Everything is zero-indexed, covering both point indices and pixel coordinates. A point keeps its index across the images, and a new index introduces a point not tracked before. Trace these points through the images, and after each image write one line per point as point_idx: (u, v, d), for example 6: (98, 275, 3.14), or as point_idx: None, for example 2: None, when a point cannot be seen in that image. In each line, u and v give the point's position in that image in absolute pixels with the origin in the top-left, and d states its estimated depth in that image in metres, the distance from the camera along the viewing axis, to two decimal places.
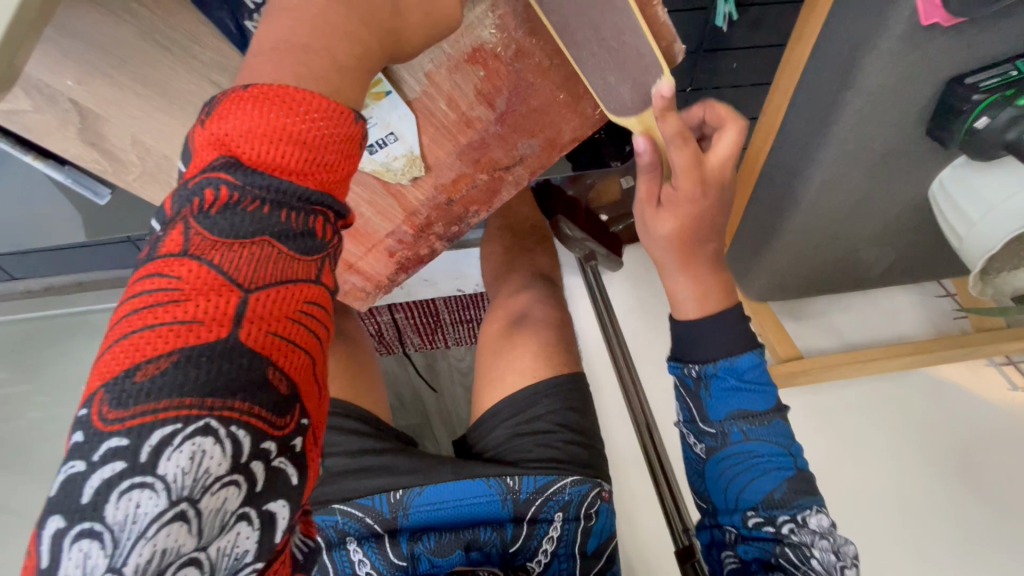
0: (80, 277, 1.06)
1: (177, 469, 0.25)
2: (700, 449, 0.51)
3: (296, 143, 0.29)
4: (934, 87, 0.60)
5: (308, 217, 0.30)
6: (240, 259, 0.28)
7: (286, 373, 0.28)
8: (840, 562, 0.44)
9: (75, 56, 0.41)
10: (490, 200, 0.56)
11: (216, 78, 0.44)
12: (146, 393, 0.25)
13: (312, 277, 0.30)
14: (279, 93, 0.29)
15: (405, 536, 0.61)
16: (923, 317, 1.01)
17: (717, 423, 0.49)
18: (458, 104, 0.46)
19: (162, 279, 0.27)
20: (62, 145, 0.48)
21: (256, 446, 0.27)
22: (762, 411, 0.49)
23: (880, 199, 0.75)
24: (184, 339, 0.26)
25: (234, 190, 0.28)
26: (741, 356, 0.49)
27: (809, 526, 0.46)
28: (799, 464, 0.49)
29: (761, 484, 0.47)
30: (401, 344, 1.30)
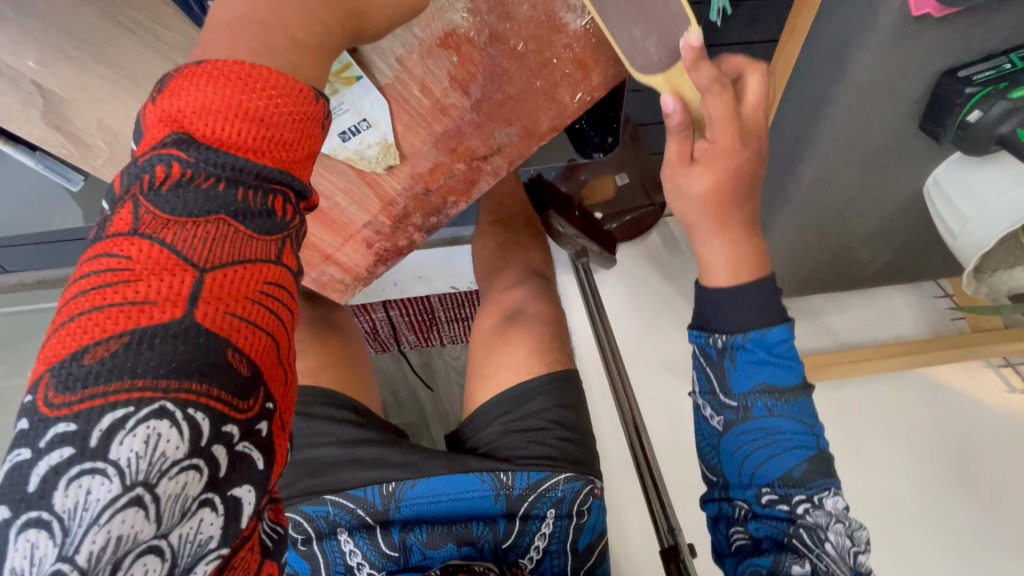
0: (71, 269, 1.06)
1: (130, 453, 0.24)
2: (717, 422, 0.49)
3: (252, 120, 0.29)
4: (925, 81, 0.59)
5: (265, 196, 0.30)
6: (193, 237, 0.27)
7: (247, 355, 0.28)
8: (853, 547, 0.45)
9: (39, 38, 0.41)
10: (468, 191, 0.54)
11: (178, 59, 0.43)
12: (95, 375, 0.24)
13: (272, 257, 0.30)
14: (235, 69, 0.29)
15: (397, 527, 0.60)
16: (921, 318, 0.99)
17: (740, 396, 0.47)
18: (432, 91, 0.46)
19: (111, 259, 0.26)
20: (26, 127, 0.47)
21: (216, 430, 0.26)
22: (789, 384, 0.47)
23: (874, 195, 0.74)
24: (135, 318, 0.25)
25: (186, 168, 0.28)
26: (774, 328, 0.46)
27: (824, 507, 0.46)
28: (820, 444, 0.47)
29: (779, 465, 0.46)
30: (395, 342, 1.29)
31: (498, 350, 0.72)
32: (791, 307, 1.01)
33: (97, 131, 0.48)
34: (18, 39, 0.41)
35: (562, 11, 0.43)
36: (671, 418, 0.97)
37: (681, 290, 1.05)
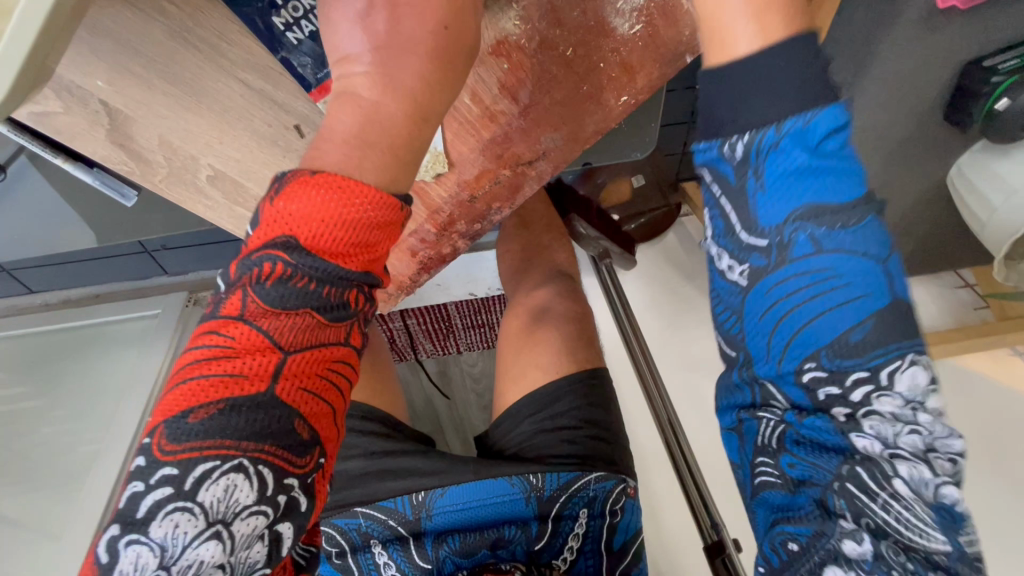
0: (98, 288, 1.11)
1: (214, 497, 0.27)
2: (738, 277, 0.31)
3: (344, 230, 0.30)
4: (950, 73, 0.60)
5: (345, 291, 0.31)
6: (286, 325, 0.30)
7: (311, 424, 0.30)
8: (936, 474, 0.27)
9: (107, 58, 0.41)
10: (513, 195, 0.55)
11: (243, 76, 0.43)
12: (197, 432, 0.27)
13: (341, 339, 0.32)
14: (340, 183, 0.30)
15: (430, 539, 0.59)
16: (943, 308, 1.00)
17: (771, 229, 0.30)
18: (482, 98, 0.47)
19: (219, 337, 0.29)
20: (91, 146, 0.45)
21: (280, 482, 0.29)
22: (840, 201, 0.29)
23: (897, 186, 0.75)
24: (228, 388, 0.28)
25: (287, 267, 0.30)
26: (821, 110, 0.28)
27: (896, 394, 0.28)
28: (896, 292, 0.29)
29: (831, 322, 0.29)
30: (412, 351, 1.28)
31: (529, 350, 0.73)
32: None
33: (157, 147, 0.46)
34: (87, 56, 0.41)
35: (612, 16, 0.44)
36: (702, 418, 0.96)
37: (703, 288, 1.06)
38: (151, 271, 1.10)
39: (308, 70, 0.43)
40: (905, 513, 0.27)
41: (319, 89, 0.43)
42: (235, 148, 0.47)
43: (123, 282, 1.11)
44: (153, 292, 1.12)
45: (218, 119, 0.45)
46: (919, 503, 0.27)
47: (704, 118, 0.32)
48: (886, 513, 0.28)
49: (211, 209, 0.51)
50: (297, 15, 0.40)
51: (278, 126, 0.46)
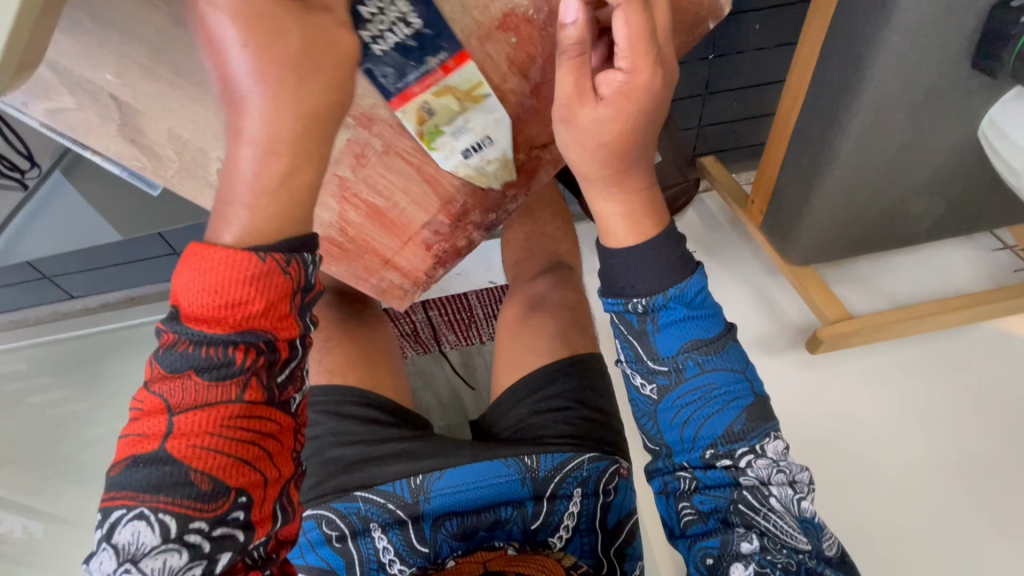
0: (133, 291, 1.16)
1: (126, 540, 0.34)
2: (649, 391, 0.50)
3: (210, 296, 0.34)
4: (977, 16, 0.57)
5: (227, 350, 0.35)
6: (176, 388, 0.35)
7: (209, 474, 0.36)
8: (796, 494, 0.47)
9: (113, 48, 0.40)
10: (526, 180, 0.57)
11: None
12: (115, 484, 0.35)
13: (233, 396, 0.36)
14: (199, 255, 0.35)
15: (428, 522, 0.60)
16: (979, 271, 0.97)
17: (669, 360, 0.48)
18: (490, 77, 0.48)
19: (137, 399, 0.37)
20: (104, 141, 0.45)
21: (183, 526, 0.35)
22: (711, 337, 0.48)
23: (924, 143, 0.72)
24: (132, 446, 0.36)
25: (174, 336, 0.35)
26: (690, 280, 0.47)
27: (767, 454, 0.48)
28: (755, 388, 0.50)
29: (719, 420, 0.48)
30: (435, 342, 1.26)
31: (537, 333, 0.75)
32: (839, 272, 0.99)
33: (167, 141, 0.46)
34: (89, 49, 0.40)
35: None
36: None
37: (723, 264, 1.04)
38: (179, 273, 1.13)
39: (389, 79, 0.46)
40: (780, 523, 0.46)
41: (400, 97, 0.47)
42: None
43: (157, 283, 1.15)
44: None
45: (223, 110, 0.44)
46: (787, 514, 0.47)
47: (611, 282, 0.49)
48: (766, 522, 0.46)
49: (224, 203, 0.50)
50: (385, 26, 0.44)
51: None
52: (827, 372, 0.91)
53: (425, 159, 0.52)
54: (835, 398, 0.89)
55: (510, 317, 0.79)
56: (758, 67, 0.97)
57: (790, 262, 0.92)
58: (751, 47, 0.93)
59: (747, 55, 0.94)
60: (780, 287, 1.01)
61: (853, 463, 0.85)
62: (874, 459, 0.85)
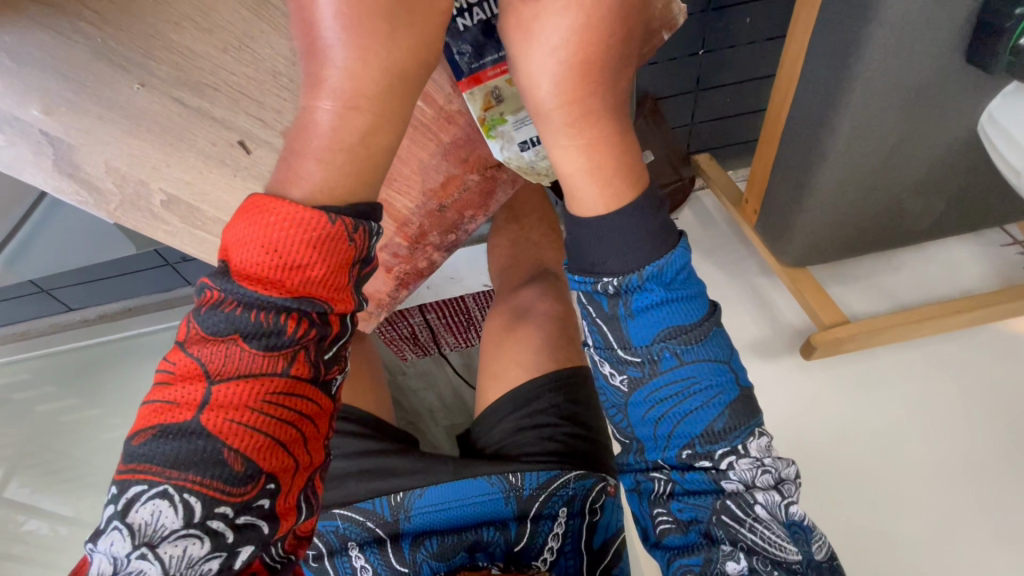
0: (128, 303, 1.14)
1: (142, 519, 0.32)
2: (620, 383, 0.45)
3: (268, 253, 0.34)
4: (969, 7, 0.55)
5: (278, 316, 0.34)
6: (216, 354, 0.34)
7: (243, 454, 0.34)
8: (783, 500, 0.43)
9: (37, 84, 0.41)
10: (483, 202, 0.56)
11: (174, 92, 0.43)
12: (135, 456, 0.33)
13: (279, 369, 0.35)
14: (259, 207, 0.34)
15: (408, 541, 0.59)
16: (986, 269, 0.93)
17: (642, 349, 0.43)
18: (435, 99, 0.48)
19: (167, 363, 0.35)
20: (37, 176, 0.45)
21: (209, 510, 0.33)
22: (692, 324, 0.43)
23: (920, 139, 0.69)
24: (162, 415, 0.33)
25: (220, 294, 0.34)
26: (670, 257, 0.42)
27: (749, 456, 0.43)
28: (740, 381, 0.45)
29: (701, 418, 0.43)
30: (435, 345, 1.22)
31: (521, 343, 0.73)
32: (837, 272, 0.95)
33: (106, 174, 0.46)
34: (22, 86, 0.41)
35: None
36: None
37: (718, 265, 1.01)
38: (174, 283, 1.12)
39: (465, 58, 0.46)
40: (767, 533, 0.41)
41: (472, 79, 0.47)
42: (183, 170, 0.47)
43: (153, 294, 1.13)
44: (178, 305, 1.13)
45: (162, 139, 0.45)
46: (774, 523, 0.42)
47: (578, 258, 0.44)
48: (752, 534, 0.41)
49: (171, 234, 0.51)
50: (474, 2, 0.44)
51: (223, 144, 0.46)
52: (825, 376, 0.88)
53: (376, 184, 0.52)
54: (833, 404, 0.86)
55: (493, 326, 0.78)
56: (751, 62, 0.94)
57: (784, 264, 0.89)
58: (742, 42, 0.90)
59: (739, 50, 0.91)
60: (777, 287, 0.98)
61: (855, 471, 0.82)
62: (877, 467, 0.82)
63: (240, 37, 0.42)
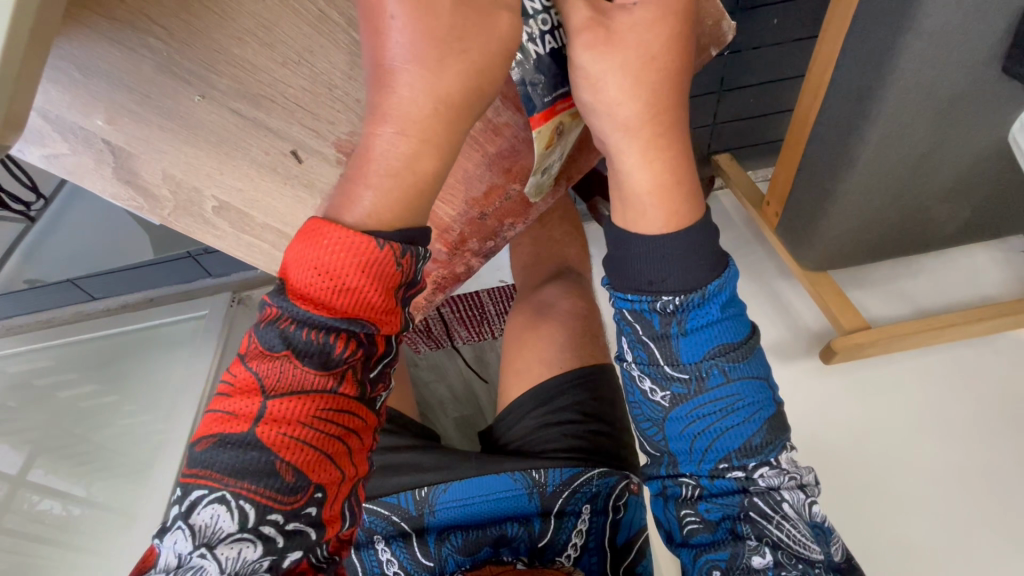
0: (150, 293, 1.11)
1: (202, 521, 0.34)
2: (661, 399, 0.46)
3: (321, 275, 0.34)
4: (1008, 19, 0.55)
5: (328, 336, 0.35)
6: (270, 369, 0.36)
7: (293, 464, 0.35)
8: (808, 499, 0.46)
9: (102, 97, 0.41)
10: (523, 210, 0.56)
11: (234, 105, 0.42)
12: (198, 462, 0.35)
13: (330, 386, 0.36)
14: (314, 227, 0.35)
15: (432, 536, 0.61)
16: (1007, 275, 0.92)
17: (692, 366, 0.44)
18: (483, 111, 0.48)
19: (229, 376, 0.37)
20: (100, 184, 0.46)
21: (263, 515, 0.34)
22: (738, 341, 0.45)
23: (951, 148, 0.68)
24: (222, 425, 0.35)
25: (278, 312, 0.36)
26: (726, 276, 0.44)
27: (780, 466, 0.46)
28: (774, 399, 0.47)
29: (740, 434, 0.45)
30: (448, 338, 1.19)
31: (546, 344, 0.74)
32: (857, 275, 0.96)
33: (162, 181, 0.47)
34: (84, 97, 0.41)
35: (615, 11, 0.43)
36: None
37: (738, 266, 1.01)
38: (196, 274, 1.11)
39: (537, 91, 0.44)
40: (793, 531, 0.44)
41: (542, 115, 0.45)
42: (236, 178, 0.47)
43: (171, 285, 1.12)
44: (201, 295, 1.13)
45: (216, 150, 0.45)
46: (799, 522, 0.44)
47: (625, 273, 0.45)
48: (779, 531, 0.44)
49: (221, 238, 0.51)
50: (546, 29, 0.43)
51: (275, 153, 0.46)
52: (844, 380, 0.89)
53: None
54: (853, 407, 0.87)
55: (514, 325, 0.79)
56: (777, 64, 0.94)
57: (805, 269, 0.90)
58: (770, 42, 0.90)
59: (765, 51, 0.91)
60: (796, 290, 0.98)
61: (874, 476, 0.83)
62: (895, 471, 0.82)
63: (299, 51, 0.41)
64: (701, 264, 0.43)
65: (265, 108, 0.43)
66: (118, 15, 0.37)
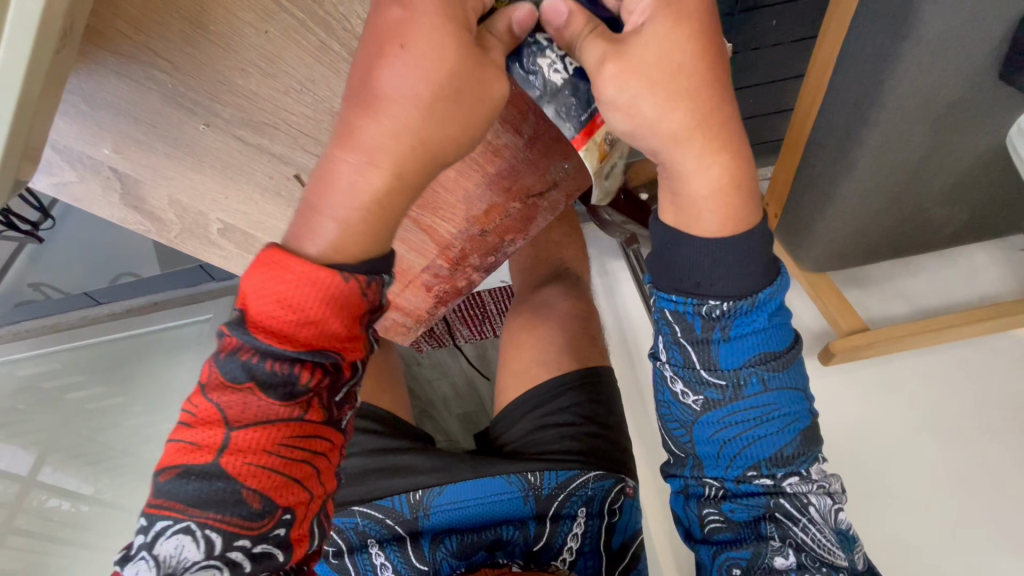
0: (155, 296, 1.09)
1: (167, 551, 0.35)
2: (694, 403, 0.47)
3: (280, 306, 0.34)
4: (1005, 26, 0.56)
5: (292, 367, 0.36)
6: (233, 401, 0.36)
7: (259, 491, 0.37)
8: (834, 506, 0.47)
9: (110, 127, 0.42)
10: (523, 227, 0.58)
11: (238, 132, 0.43)
12: (160, 492, 0.36)
13: (296, 415, 0.37)
14: (270, 254, 0.35)
15: (427, 539, 0.62)
16: (1006, 274, 0.93)
17: (732, 372, 0.45)
18: (485, 134, 0.47)
19: (189, 406, 0.37)
20: (107, 210, 0.48)
21: (229, 544, 0.36)
22: (780, 351, 0.45)
23: (948, 152, 0.69)
24: (185, 456, 0.36)
25: (237, 343, 0.36)
26: (779, 283, 0.44)
27: (811, 477, 0.47)
28: (809, 412, 0.48)
29: (771, 443, 0.46)
30: (450, 337, 1.18)
31: (545, 350, 0.74)
32: (857, 275, 0.96)
33: (168, 206, 0.49)
34: (92, 129, 0.42)
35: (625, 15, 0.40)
36: None
37: None
38: (199, 278, 1.09)
39: (572, 112, 0.42)
40: (818, 535, 0.46)
41: (584, 134, 0.43)
42: (241, 202, 0.50)
43: (178, 288, 1.10)
44: (205, 300, 1.10)
45: (221, 174, 0.47)
46: (825, 526, 0.46)
47: (668, 273, 0.44)
48: (807, 536, 0.45)
49: (225, 257, 0.56)
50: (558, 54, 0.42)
51: (279, 177, 0.48)
52: (840, 379, 0.90)
53: (422, 212, 0.53)
54: (850, 407, 0.88)
55: (513, 327, 0.80)
56: (776, 64, 0.94)
57: (803, 271, 0.91)
58: (767, 43, 0.90)
59: (763, 51, 0.91)
60: (795, 290, 0.99)
61: (871, 474, 0.84)
62: (892, 470, 0.84)
63: (301, 80, 0.41)
64: (724, 272, 0.42)
65: (267, 133, 0.44)
66: (123, 49, 0.37)
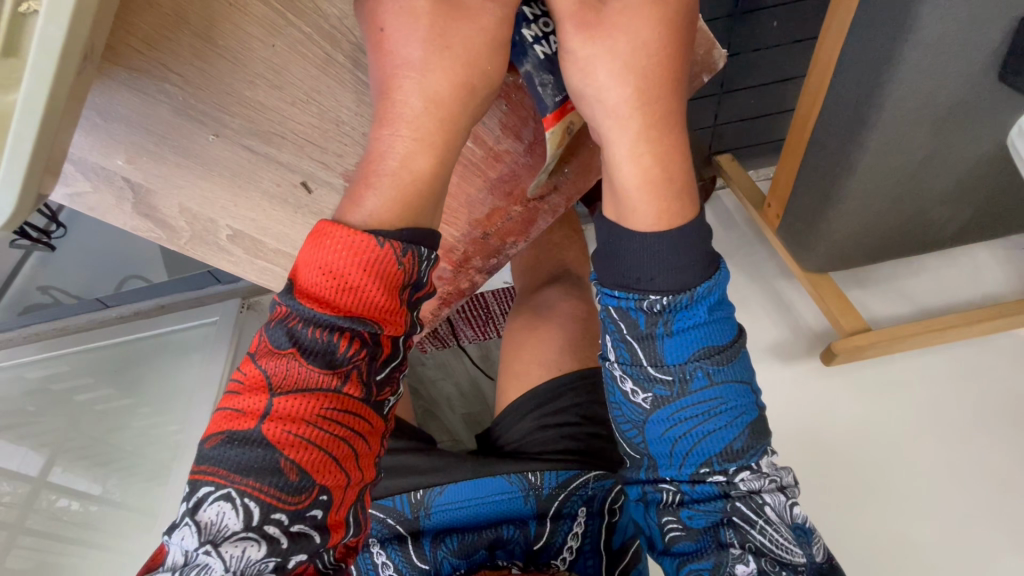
0: (161, 299, 1.14)
1: (208, 518, 0.36)
2: (643, 401, 0.47)
3: (323, 273, 0.37)
4: (1003, 29, 0.56)
5: (334, 335, 0.37)
6: (278, 368, 0.38)
7: (298, 464, 0.37)
8: (788, 501, 0.47)
9: (122, 138, 0.44)
10: (525, 230, 0.57)
11: (246, 141, 0.45)
12: (206, 458, 0.37)
13: (335, 386, 0.38)
14: (318, 228, 0.38)
15: (429, 539, 0.62)
16: (1008, 272, 0.93)
17: (676, 368, 0.46)
18: (485, 140, 0.52)
19: (239, 373, 0.39)
20: (120, 218, 0.48)
21: (266, 515, 0.36)
22: (723, 345, 0.46)
23: (948, 152, 0.69)
24: (230, 423, 0.37)
25: (286, 311, 0.38)
26: (717, 276, 0.45)
27: (760, 472, 0.47)
28: (757, 403, 0.48)
29: (720, 438, 0.46)
30: (454, 338, 1.17)
31: (546, 351, 0.75)
32: (860, 275, 0.97)
33: (179, 214, 0.49)
34: (106, 140, 0.44)
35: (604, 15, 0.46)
36: None
37: (739, 266, 1.02)
38: (206, 282, 1.16)
39: (547, 91, 0.47)
40: (775, 536, 0.46)
41: (554, 114, 0.47)
42: (249, 209, 0.49)
43: (185, 290, 1.15)
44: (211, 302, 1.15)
45: (229, 182, 0.48)
46: (782, 526, 0.46)
47: (615, 270, 0.46)
48: (761, 532, 0.46)
49: (233, 262, 0.53)
50: (547, 31, 0.47)
51: (286, 185, 0.48)
52: (843, 380, 0.90)
53: None
54: (853, 407, 0.88)
55: (513, 329, 0.80)
56: (777, 66, 0.94)
57: (804, 270, 0.91)
58: (768, 44, 0.91)
59: (763, 52, 0.92)
60: (797, 290, 0.99)
61: (875, 474, 0.84)
62: (896, 469, 0.84)
63: (306, 90, 0.43)
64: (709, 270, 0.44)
65: (275, 141, 0.45)
66: (137, 64, 0.40)
